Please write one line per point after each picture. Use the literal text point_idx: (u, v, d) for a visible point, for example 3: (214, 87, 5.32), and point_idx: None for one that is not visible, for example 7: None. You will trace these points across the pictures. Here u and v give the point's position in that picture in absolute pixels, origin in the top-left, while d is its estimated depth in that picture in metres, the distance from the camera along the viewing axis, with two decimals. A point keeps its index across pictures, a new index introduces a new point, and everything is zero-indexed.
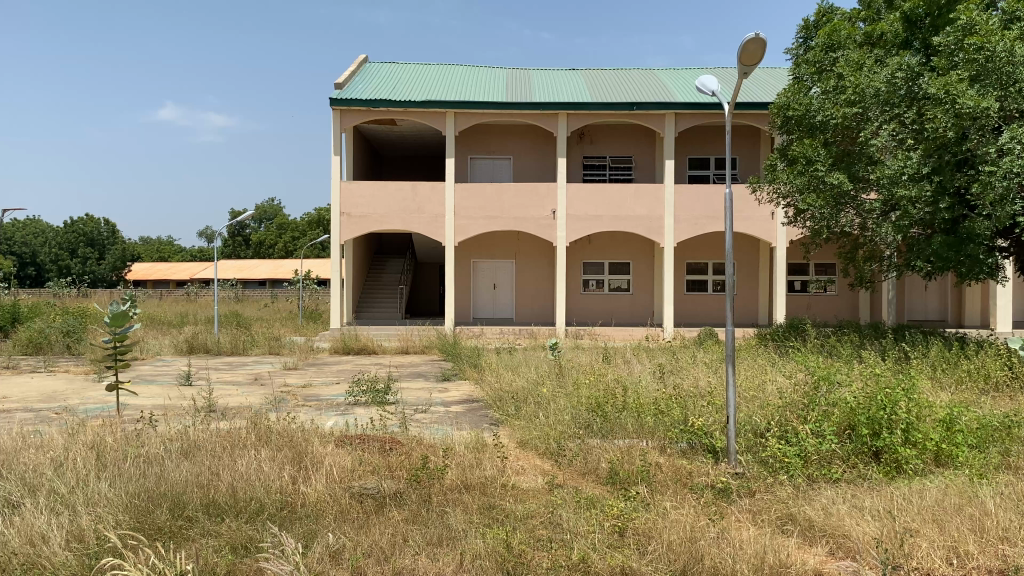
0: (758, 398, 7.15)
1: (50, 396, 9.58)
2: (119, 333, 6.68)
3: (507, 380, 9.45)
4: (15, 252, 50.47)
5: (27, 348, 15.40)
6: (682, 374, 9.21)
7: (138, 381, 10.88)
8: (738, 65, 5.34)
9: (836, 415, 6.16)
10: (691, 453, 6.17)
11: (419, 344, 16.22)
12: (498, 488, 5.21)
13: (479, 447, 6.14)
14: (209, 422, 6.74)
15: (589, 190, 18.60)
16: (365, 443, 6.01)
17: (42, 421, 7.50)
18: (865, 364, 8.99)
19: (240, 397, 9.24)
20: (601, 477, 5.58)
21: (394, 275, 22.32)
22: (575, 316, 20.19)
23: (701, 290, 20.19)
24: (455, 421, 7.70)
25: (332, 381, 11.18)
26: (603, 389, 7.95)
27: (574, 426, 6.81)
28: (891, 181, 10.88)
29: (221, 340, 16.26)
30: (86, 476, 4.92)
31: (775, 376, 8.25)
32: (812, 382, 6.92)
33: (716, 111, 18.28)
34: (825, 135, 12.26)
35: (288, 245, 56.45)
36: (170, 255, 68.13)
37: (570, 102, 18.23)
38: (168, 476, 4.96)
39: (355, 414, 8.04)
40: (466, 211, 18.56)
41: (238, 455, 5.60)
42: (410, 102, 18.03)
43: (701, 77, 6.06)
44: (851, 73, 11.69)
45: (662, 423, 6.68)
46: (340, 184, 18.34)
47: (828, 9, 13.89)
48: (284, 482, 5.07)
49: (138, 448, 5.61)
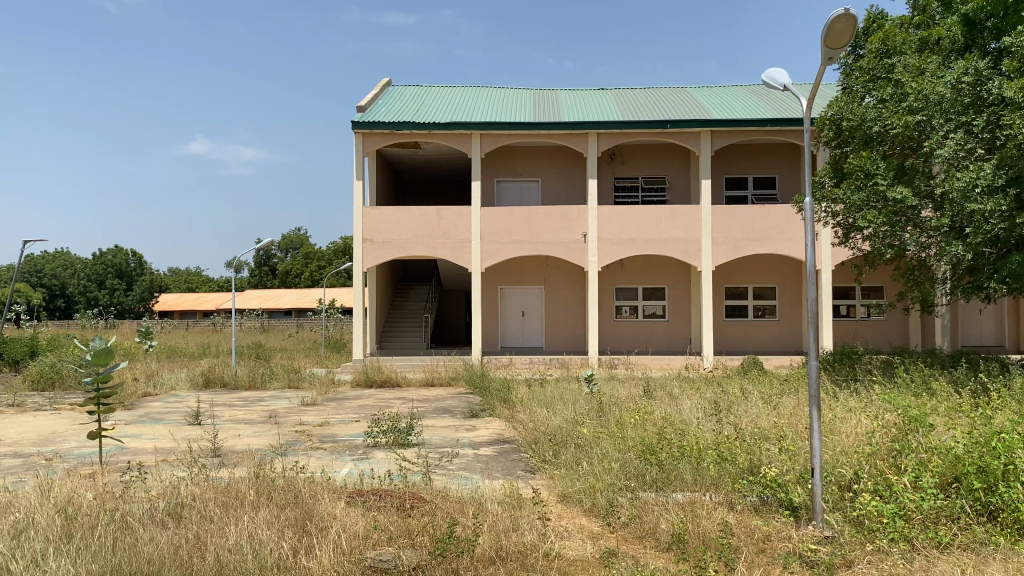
0: (837, 441, 6.16)
1: (47, 439, 8.79)
2: (101, 373, 5.85)
3: (542, 418, 8.53)
4: (44, 284, 51.00)
5: (38, 382, 14.76)
6: (738, 411, 8.25)
7: (144, 420, 10.08)
8: (820, 51, 4.58)
9: (937, 466, 5.19)
10: (765, 509, 5.30)
11: (445, 376, 15.38)
12: (540, 559, 4.32)
13: (514, 504, 5.26)
14: (208, 472, 5.91)
15: (621, 212, 17.73)
16: (380, 501, 5.14)
17: (27, 471, 6.73)
18: (941, 396, 8.00)
19: (249, 439, 8.42)
20: (663, 545, 4.67)
21: (418, 302, 21.56)
22: (608, 344, 19.24)
23: (741, 316, 19.18)
24: (485, 468, 6.83)
25: (351, 418, 10.34)
26: (654, 431, 7.02)
27: (624, 477, 5.88)
28: (961, 196, 9.76)
29: (239, 373, 15.49)
30: (46, 548, 4.09)
31: (848, 415, 7.24)
32: (902, 422, 5.93)
33: (754, 128, 17.35)
34: (883, 147, 11.24)
35: (314, 274, 56.18)
36: (199, 285, 68.37)
37: (601, 120, 17.44)
38: (143, 548, 4.12)
39: (374, 460, 7.18)
40: (493, 235, 17.76)
41: (234, 516, 4.74)
42: (435, 125, 17.34)
43: (767, 72, 5.34)
44: (912, 79, 10.72)
45: (727, 472, 5.78)
46: (362, 210, 17.65)
47: (878, 15, 13.09)
48: (283, 553, 4.18)
49: (117, 509, 4.78)
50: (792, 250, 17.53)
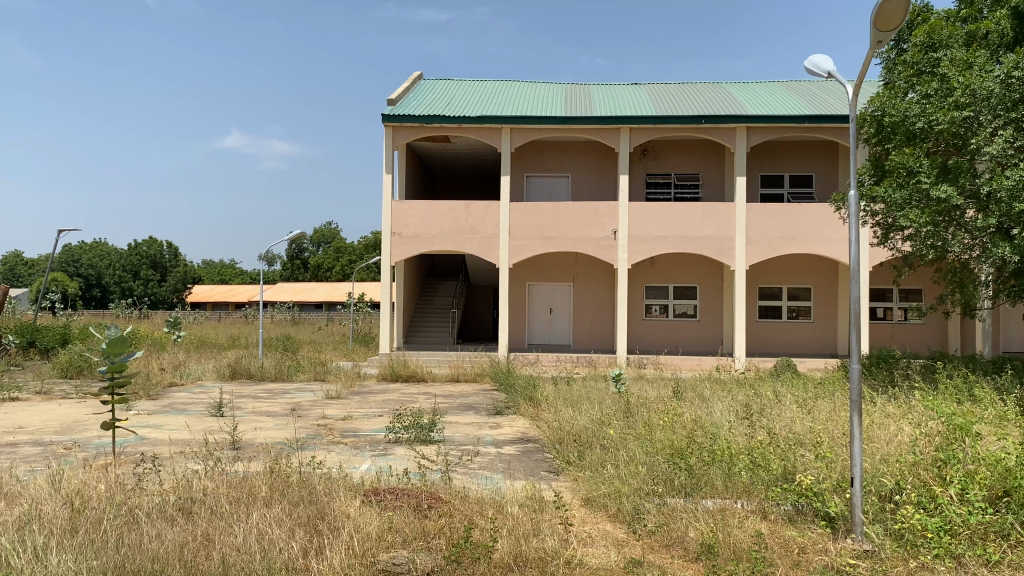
0: (877, 449, 5.86)
1: (68, 428, 8.74)
2: (116, 363, 5.72)
3: (567, 417, 8.32)
4: (81, 274, 51.69)
5: (65, 370, 14.81)
6: (771, 415, 7.96)
7: (168, 410, 10.01)
8: (869, 34, 4.32)
9: (986, 477, 4.88)
10: (800, 519, 5.03)
11: (471, 372, 15.19)
12: (561, 566, 4.11)
13: (536, 506, 5.05)
14: (224, 467, 5.77)
15: (653, 209, 17.41)
16: (396, 500, 4.94)
17: (44, 460, 6.65)
18: (983, 402, 7.67)
19: (270, 432, 8.30)
20: (691, 555, 4.43)
21: (446, 297, 21.41)
22: (638, 344, 18.93)
23: (774, 317, 18.80)
24: (507, 468, 6.62)
25: (374, 413, 10.19)
26: (683, 434, 6.78)
27: (651, 482, 5.64)
28: (1009, 195, 9.35)
29: (265, 365, 15.45)
30: (48, 542, 3.95)
31: (887, 421, 6.90)
32: (947, 431, 5.60)
33: (791, 125, 16.92)
34: (927, 144, 10.85)
35: (344, 268, 56.42)
36: (232, 277, 69.09)
37: (633, 115, 17.14)
38: (148, 547, 3.96)
39: (394, 457, 7.02)
40: (522, 231, 17.54)
41: (245, 513, 4.58)
42: (465, 118, 17.15)
43: (809, 59, 5.08)
44: (959, 73, 10.30)
45: (759, 481, 5.51)
46: (390, 203, 17.53)
47: (923, 7, 12.63)
48: (293, 554, 4.00)
49: (127, 504, 4.64)
50: (828, 250, 17.09)
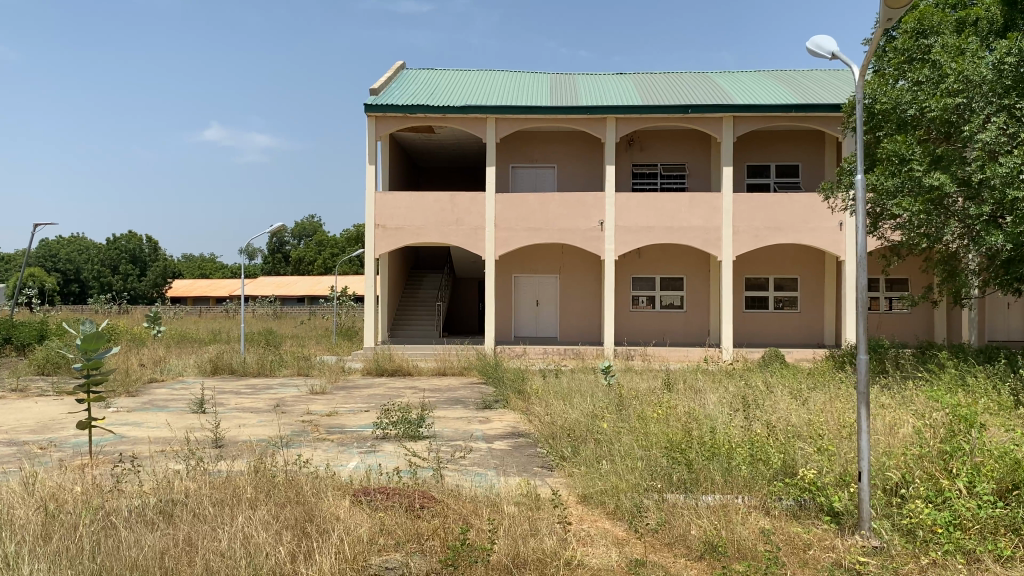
0: (880, 443, 5.70)
1: (44, 426, 8.48)
2: (92, 359, 5.44)
3: (559, 410, 8.15)
4: (59, 269, 51.01)
5: (42, 366, 14.49)
6: (765, 407, 7.83)
7: (148, 408, 9.75)
8: (879, 11, 4.16)
9: (994, 468, 4.75)
10: (803, 515, 4.90)
11: (457, 365, 15.01)
12: (561, 567, 3.94)
13: (533, 505, 4.87)
14: (207, 467, 5.55)
15: (640, 200, 17.26)
16: (387, 500, 4.76)
17: (18, 461, 6.40)
18: (978, 392, 7.56)
19: (254, 429, 8.08)
20: (694, 554, 4.28)
21: (431, 290, 21.19)
22: (625, 335, 18.81)
23: (761, 307, 18.73)
24: (499, 464, 6.45)
25: (360, 408, 9.98)
26: (679, 427, 6.61)
27: (649, 477, 5.49)
28: (1003, 182, 9.23)
29: (247, 360, 15.20)
30: (19, 550, 3.74)
31: (886, 413, 6.76)
32: (951, 421, 5.47)
33: (779, 114, 16.81)
34: (918, 133, 10.75)
35: (327, 262, 56.06)
36: (213, 271, 68.48)
37: (619, 105, 16.96)
38: (125, 553, 3.74)
39: (382, 454, 6.83)
40: (507, 222, 17.35)
41: (230, 516, 4.37)
42: (449, 108, 16.91)
43: (812, 39, 4.92)
44: (951, 60, 10.20)
45: (760, 475, 5.37)
46: (374, 194, 17.27)
47: None
48: (281, 559, 3.80)
49: (103, 508, 4.42)
50: (816, 240, 17.00)
